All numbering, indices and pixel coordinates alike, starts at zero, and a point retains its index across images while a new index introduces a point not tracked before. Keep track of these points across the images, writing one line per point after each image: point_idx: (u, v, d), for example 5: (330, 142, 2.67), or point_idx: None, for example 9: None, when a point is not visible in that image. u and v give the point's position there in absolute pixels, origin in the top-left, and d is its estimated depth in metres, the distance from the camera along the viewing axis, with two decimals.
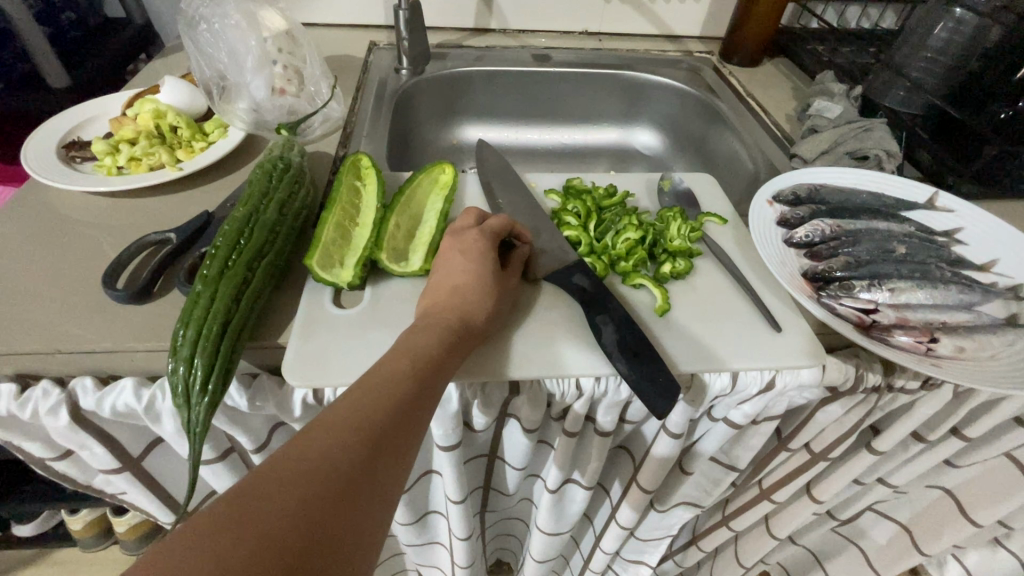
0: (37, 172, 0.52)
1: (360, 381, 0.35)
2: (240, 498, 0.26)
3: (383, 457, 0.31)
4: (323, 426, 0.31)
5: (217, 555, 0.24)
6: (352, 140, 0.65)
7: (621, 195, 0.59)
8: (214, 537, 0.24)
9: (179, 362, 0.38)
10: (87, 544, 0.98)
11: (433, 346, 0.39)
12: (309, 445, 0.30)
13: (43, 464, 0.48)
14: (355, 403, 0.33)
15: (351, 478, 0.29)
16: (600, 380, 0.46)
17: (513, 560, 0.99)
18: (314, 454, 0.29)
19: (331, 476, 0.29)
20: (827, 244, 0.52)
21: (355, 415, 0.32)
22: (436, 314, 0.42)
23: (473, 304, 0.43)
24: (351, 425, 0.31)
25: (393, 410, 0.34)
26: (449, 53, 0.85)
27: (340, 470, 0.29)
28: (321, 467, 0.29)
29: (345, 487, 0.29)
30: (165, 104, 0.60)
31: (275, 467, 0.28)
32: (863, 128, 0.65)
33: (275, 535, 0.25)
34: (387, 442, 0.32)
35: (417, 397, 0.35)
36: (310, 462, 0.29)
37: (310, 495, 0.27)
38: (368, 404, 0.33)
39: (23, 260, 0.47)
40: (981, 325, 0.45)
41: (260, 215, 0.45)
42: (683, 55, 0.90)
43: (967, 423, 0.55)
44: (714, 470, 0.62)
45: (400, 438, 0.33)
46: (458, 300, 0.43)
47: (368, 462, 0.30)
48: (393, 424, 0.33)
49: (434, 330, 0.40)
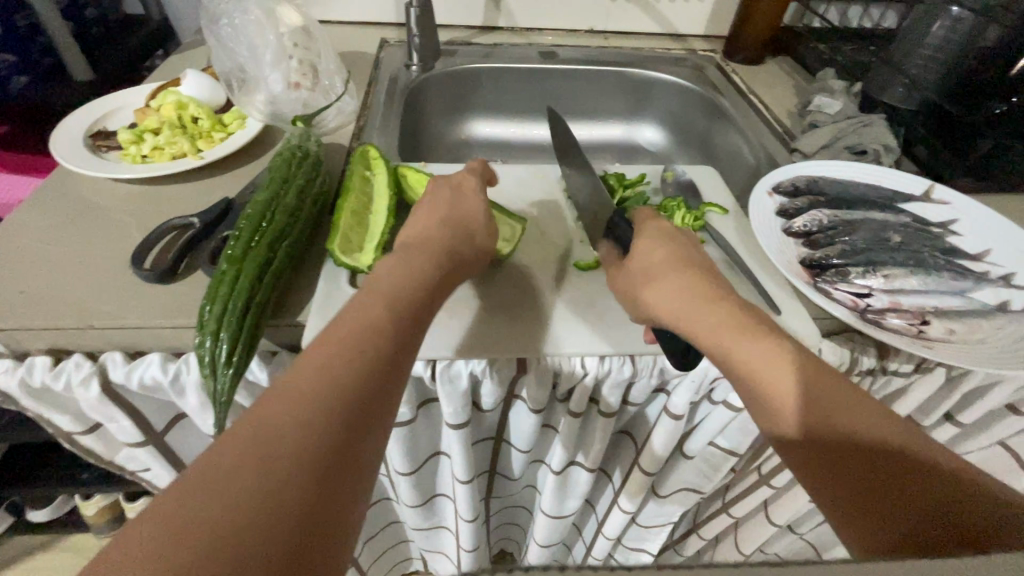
0: (66, 159, 0.54)
1: (331, 330, 0.32)
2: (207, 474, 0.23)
3: (370, 410, 0.29)
4: (292, 382, 0.28)
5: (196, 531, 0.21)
6: (365, 133, 0.67)
7: (630, 183, 0.60)
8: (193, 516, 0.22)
9: (206, 336, 0.40)
10: (99, 530, 1.00)
11: (411, 296, 0.37)
12: (283, 403, 0.27)
13: (70, 437, 0.51)
14: (323, 356, 0.30)
15: (338, 431, 0.27)
16: (604, 360, 0.48)
17: (517, 550, 1.01)
18: (287, 411, 0.27)
19: (313, 435, 0.26)
20: (825, 232, 0.54)
21: (327, 364, 0.29)
22: (414, 255, 0.41)
23: (454, 248, 0.45)
24: (326, 375, 0.29)
25: (371, 355, 0.31)
26: (459, 50, 0.88)
27: (324, 427, 0.27)
28: (301, 426, 0.26)
29: (336, 441, 0.27)
30: (187, 96, 0.62)
31: (250, 430, 0.25)
32: (863, 123, 0.67)
33: (269, 505, 0.23)
34: (370, 390, 0.30)
35: (402, 343, 0.34)
36: (283, 421, 0.26)
37: (297, 455, 0.25)
38: (342, 352, 0.31)
39: (54, 241, 0.49)
40: (971, 310, 0.47)
41: (281, 199, 0.47)
42: (687, 53, 0.92)
43: (961, 409, 0.56)
44: (715, 455, 0.63)
45: (378, 398, 0.30)
46: (440, 232, 0.45)
47: (354, 411, 0.28)
48: (375, 374, 0.31)
49: (412, 272, 0.39)
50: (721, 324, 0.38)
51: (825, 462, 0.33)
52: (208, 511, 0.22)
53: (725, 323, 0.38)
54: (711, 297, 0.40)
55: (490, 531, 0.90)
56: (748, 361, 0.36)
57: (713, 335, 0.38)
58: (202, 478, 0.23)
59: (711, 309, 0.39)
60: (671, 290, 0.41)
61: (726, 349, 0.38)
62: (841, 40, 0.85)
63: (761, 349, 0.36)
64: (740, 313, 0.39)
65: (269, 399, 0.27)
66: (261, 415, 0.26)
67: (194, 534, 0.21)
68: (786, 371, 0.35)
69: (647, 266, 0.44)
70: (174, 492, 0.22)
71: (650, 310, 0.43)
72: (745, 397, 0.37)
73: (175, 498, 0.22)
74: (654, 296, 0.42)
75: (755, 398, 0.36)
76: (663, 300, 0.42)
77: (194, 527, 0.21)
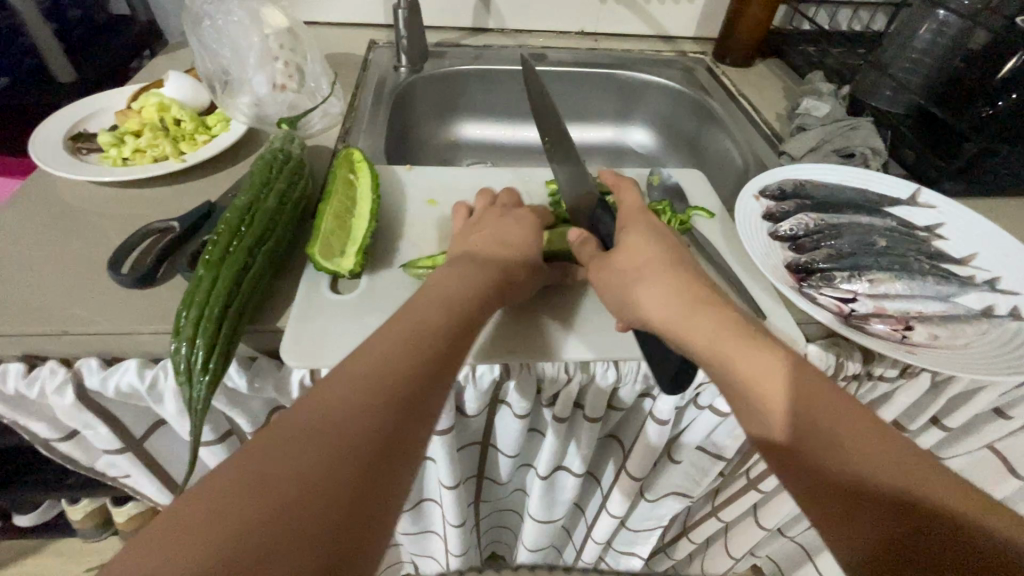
0: (45, 162, 0.54)
1: (391, 337, 0.35)
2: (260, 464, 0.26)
3: (413, 413, 0.31)
4: (350, 381, 0.31)
5: (236, 514, 0.24)
6: (351, 135, 0.67)
7: (618, 185, 0.60)
8: (236, 500, 0.25)
9: (181, 342, 0.39)
10: (86, 535, 0.99)
11: (459, 302, 0.40)
12: (337, 403, 0.30)
13: (48, 444, 0.50)
14: (380, 360, 0.33)
15: (380, 432, 0.29)
16: (588, 365, 0.48)
17: (507, 553, 1.00)
18: (307, 435, 0.28)
19: (325, 458, 0.27)
20: (810, 237, 0.53)
21: (352, 392, 0.31)
22: (462, 278, 0.42)
23: (510, 273, 0.45)
24: (378, 379, 0.32)
25: (400, 382, 0.32)
26: (448, 52, 0.87)
27: (364, 427, 0.29)
28: (346, 426, 0.29)
29: (379, 439, 0.29)
30: (170, 98, 0.62)
31: (310, 425, 0.29)
32: (850, 126, 0.67)
33: (303, 495, 0.26)
34: (416, 394, 0.32)
35: (448, 349, 0.36)
36: (300, 448, 0.27)
37: (341, 452, 0.28)
38: (396, 358, 0.33)
39: (31, 245, 0.48)
40: (954, 315, 0.47)
41: (261, 203, 0.47)
42: (677, 55, 0.92)
43: (947, 413, 0.56)
44: (702, 460, 0.63)
45: (424, 402, 0.32)
46: (503, 258, 0.46)
47: (400, 413, 0.31)
48: (422, 379, 0.33)
49: (458, 295, 0.40)
50: (718, 331, 0.37)
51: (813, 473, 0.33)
52: (212, 532, 0.23)
53: (720, 327, 0.38)
54: (705, 300, 0.40)
55: (480, 535, 0.89)
56: (739, 367, 0.36)
57: (710, 340, 0.38)
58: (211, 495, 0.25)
59: (704, 312, 0.39)
60: (663, 292, 0.41)
61: (713, 352, 0.37)
62: (830, 43, 0.85)
63: (754, 356, 0.36)
64: (738, 319, 0.39)
65: (324, 398, 0.30)
66: (282, 437, 0.28)
67: (228, 520, 0.24)
68: (778, 383, 0.35)
69: (636, 265, 0.43)
70: (187, 509, 0.24)
71: (640, 311, 0.41)
72: (737, 402, 0.37)
73: (187, 515, 0.24)
74: (642, 295, 0.41)
75: (746, 404, 0.36)
76: (653, 301, 0.40)
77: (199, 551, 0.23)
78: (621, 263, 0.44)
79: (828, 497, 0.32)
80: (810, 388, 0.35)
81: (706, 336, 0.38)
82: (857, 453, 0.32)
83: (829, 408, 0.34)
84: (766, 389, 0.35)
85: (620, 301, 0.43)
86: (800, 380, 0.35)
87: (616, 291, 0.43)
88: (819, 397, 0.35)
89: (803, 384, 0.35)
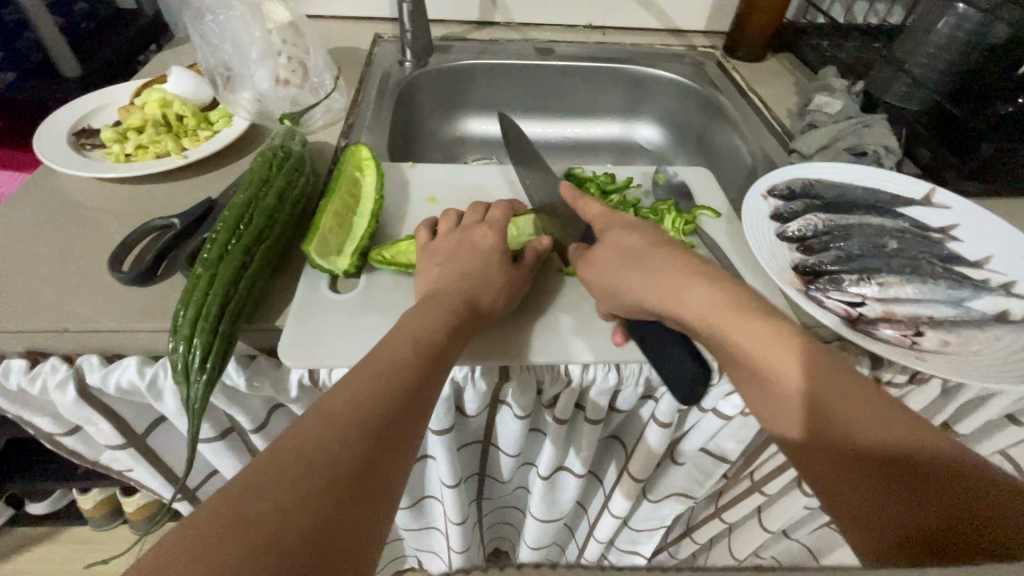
0: (48, 158, 0.54)
1: (363, 367, 0.35)
2: (231, 504, 0.25)
3: (386, 450, 0.31)
4: (321, 419, 0.31)
5: (208, 562, 0.23)
6: (353, 131, 0.66)
7: (623, 183, 0.59)
8: (206, 545, 0.23)
9: (178, 342, 0.39)
10: (97, 524, 1.00)
11: (439, 329, 0.40)
12: (309, 438, 0.29)
13: (52, 438, 0.50)
14: (354, 395, 0.33)
15: (354, 471, 0.29)
16: (589, 368, 0.47)
17: (510, 549, 1.00)
18: (310, 445, 0.29)
19: (332, 467, 0.28)
20: (819, 238, 0.52)
21: (349, 408, 0.32)
22: (434, 304, 0.42)
23: (476, 301, 0.44)
24: (352, 416, 0.31)
25: (392, 400, 0.34)
26: (453, 46, 0.86)
27: (337, 465, 0.29)
28: (319, 465, 0.28)
29: (353, 478, 0.29)
30: (172, 94, 0.62)
31: (281, 462, 0.28)
32: (863, 124, 0.65)
33: (276, 537, 0.24)
34: (390, 433, 0.32)
35: (420, 380, 0.36)
36: (308, 457, 0.28)
37: (313, 492, 0.27)
38: (371, 393, 0.33)
39: (35, 241, 0.48)
40: (967, 320, 0.45)
41: (259, 201, 0.46)
42: (686, 49, 0.90)
43: (959, 418, 0.55)
44: (706, 462, 0.62)
45: (397, 441, 0.32)
46: (469, 286, 0.44)
47: (373, 452, 0.30)
48: (395, 417, 0.33)
49: (435, 317, 0.41)
50: (710, 303, 0.37)
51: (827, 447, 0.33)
52: (233, 534, 0.24)
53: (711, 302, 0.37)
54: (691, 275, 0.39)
55: (483, 531, 0.89)
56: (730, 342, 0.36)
57: (699, 319, 0.37)
58: (230, 500, 0.25)
59: (691, 287, 0.38)
60: (645, 275, 0.40)
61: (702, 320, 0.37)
62: (845, 36, 0.83)
63: (754, 332, 0.35)
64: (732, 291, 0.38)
65: (297, 432, 0.29)
66: (293, 448, 0.28)
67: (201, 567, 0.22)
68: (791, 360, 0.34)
69: (621, 255, 0.43)
70: (207, 514, 0.24)
71: (633, 298, 0.41)
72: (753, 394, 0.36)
73: (207, 519, 0.24)
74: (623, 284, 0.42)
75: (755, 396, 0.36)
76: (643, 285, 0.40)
77: (223, 551, 0.23)
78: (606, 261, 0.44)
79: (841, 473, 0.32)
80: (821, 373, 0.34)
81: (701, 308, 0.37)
82: (871, 427, 0.32)
83: (842, 385, 0.33)
84: (781, 371, 0.34)
85: (618, 291, 0.42)
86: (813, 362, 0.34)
87: (612, 283, 0.43)
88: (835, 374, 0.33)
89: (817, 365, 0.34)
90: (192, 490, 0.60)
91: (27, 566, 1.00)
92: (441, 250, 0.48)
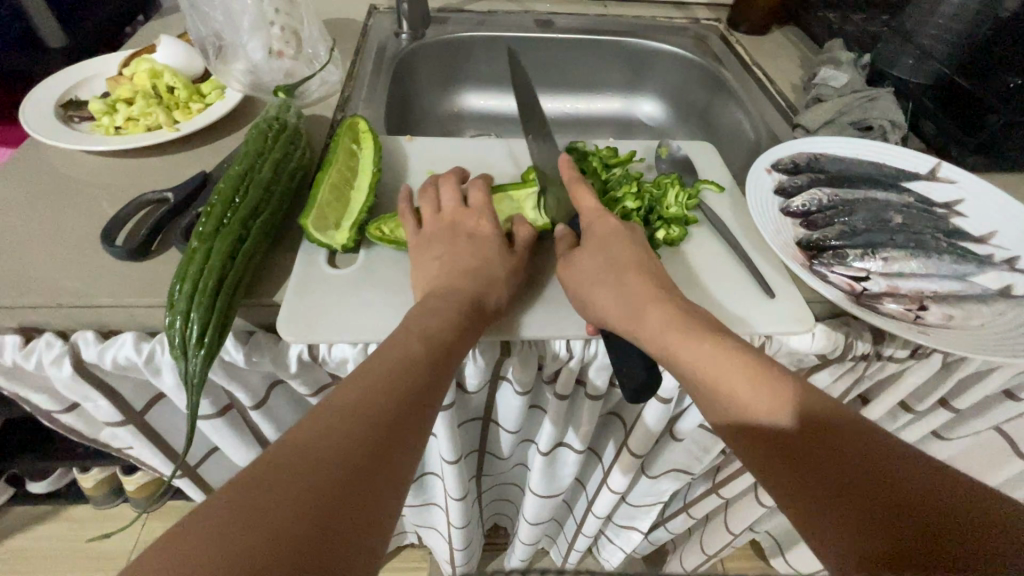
0: (35, 130, 0.52)
1: (371, 363, 0.35)
2: (242, 496, 0.25)
3: (395, 442, 0.31)
4: (331, 413, 0.31)
5: (218, 552, 0.23)
6: (349, 105, 0.65)
7: (626, 157, 0.58)
8: (217, 535, 0.23)
9: (176, 316, 0.38)
10: (98, 502, 1.01)
11: (445, 322, 0.39)
12: (318, 432, 0.29)
13: (49, 415, 0.50)
14: (362, 389, 0.33)
15: (362, 463, 0.29)
16: (591, 343, 0.47)
17: (509, 525, 1.01)
18: (318, 440, 0.29)
19: (338, 462, 0.28)
20: (823, 213, 0.52)
21: (357, 405, 0.31)
22: (437, 296, 0.42)
23: (477, 284, 0.43)
24: (361, 411, 0.31)
25: (400, 398, 0.33)
26: (450, 18, 0.84)
27: (345, 456, 0.29)
28: (329, 457, 0.28)
29: (360, 469, 0.29)
30: (162, 64, 0.60)
31: (289, 456, 0.28)
32: (869, 98, 0.64)
33: (287, 527, 0.25)
34: (399, 425, 0.32)
35: (429, 373, 0.36)
36: (316, 452, 0.28)
37: (320, 483, 0.27)
38: (380, 388, 0.33)
39: (25, 216, 0.47)
40: (971, 295, 0.45)
41: (255, 173, 0.45)
42: (690, 22, 0.88)
43: (956, 394, 0.55)
44: (705, 437, 0.62)
45: (406, 435, 0.32)
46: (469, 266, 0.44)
47: (382, 442, 0.30)
48: (404, 410, 0.33)
49: (441, 311, 0.40)
50: (686, 307, 0.39)
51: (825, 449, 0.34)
52: (237, 526, 0.24)
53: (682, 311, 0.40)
54: (673, 288, 0.41)
55: (482, 507, 0.90)
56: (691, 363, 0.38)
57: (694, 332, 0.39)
58: (235, 493, 0.25)
59: (665, 302, 0.40)
60: None
61: (702, 330, 0.38)
62: None
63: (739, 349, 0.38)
64: None
65: (308, 425, 0.30)
66: (298, 444, 0.28)
67: (212, 554, 0.23)
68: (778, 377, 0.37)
69: (607, 259, 0.44)
70: (210, 507, 0.25)
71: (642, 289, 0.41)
72: (740, 405, 0.37)
73: (216, 511, 0.25)
74: (594, 278, 0.43)
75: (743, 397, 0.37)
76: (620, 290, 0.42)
77: (234, 539, 0.23)
78: (589, 251, 0.44)
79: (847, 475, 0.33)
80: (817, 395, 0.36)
81: (683, 324, 0.39)
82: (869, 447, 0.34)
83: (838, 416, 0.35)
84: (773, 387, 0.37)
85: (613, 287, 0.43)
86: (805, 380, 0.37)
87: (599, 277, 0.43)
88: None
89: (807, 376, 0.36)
90: (192, 467, 0.60)
91: (31, 543, 1.01)
92: (442, 228, 0.48)
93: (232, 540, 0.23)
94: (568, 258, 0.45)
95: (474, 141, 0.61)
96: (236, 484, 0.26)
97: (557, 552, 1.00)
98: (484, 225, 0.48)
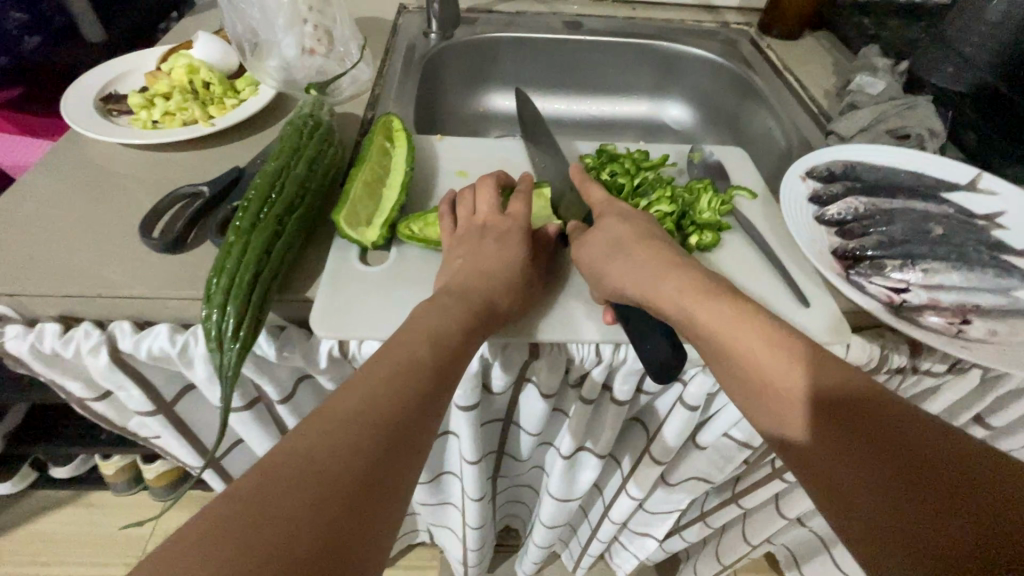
0: (76, 123, 0.53)
1: (376, 363, 0.35)
2: (240, 500, 0.25)
3: (398, 450, 0.31)
4: (334, 416, 0.30)
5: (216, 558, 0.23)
6: (379, 102, 0.65)
7: (658, 160, 0.57)
8: (213, 542, 0.23)
9: (212, 309, 0.39)
10: (119, 489, 1.02)
11: (454, 326, 0.39)
12: (318, 437, 0.29)
13: (83, 403, 0.51)
14: (366, 391, 0.32)
15: (364, 472, 0.28)
16: (619, 348, 0.47)
17: (521, 527, 1.01)
18: (318, 445, 0.28)
19: (341, 470, 0.28)
20: (859, 222, 0.51)
21: (361, 406, 0.31)
22: (455, 296, 0.41)
23: (504, 287, 0.43)
24: (365, 415, 0.31)
25: (406, 404, 0.33)
26: (480, 18, 0.84)
27: (347, 463, 0.28)
28: (327, 464, 0.28)
29: (362, 477, 0.28)
30: (198, 60, 0.61)
31: (288, 460, 0.27)
32: (907, 105, 0.63)
33: (286, 536, 0.24)
34: (403, 431, 0.32)
35: (435, 380, 0.35)
36: (316, 459, 0.28)
37: (323, 492, 0.27)
38: (385, 392, 0.33)
39: (66, 206, 0.48)
40: (1015, 310, 0.44)
41: (291, 169, 0.46)
42: (720, 26, 0.87)
43: (994, 412, 0.54)
44: (728, 447, 0.61)
45: (410, 441, 0.32)
46: (494, 273, 0.44)
47: (385, 451, 0.30)
48: (410, 416, 0.32)
49: (452, 312, 0.40)
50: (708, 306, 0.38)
51: (841, 450, 0.33)
52: (242, 531, 0.24)
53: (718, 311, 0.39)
54: (700, 284, 0.40)
55: (497, 508, 0.90)
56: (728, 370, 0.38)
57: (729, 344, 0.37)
58: (242, 494, 0.25)
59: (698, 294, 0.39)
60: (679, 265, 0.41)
61: (735, 341, 0.37)
62: (886, 16, 0.80)
63: (765, 347, 0.36)
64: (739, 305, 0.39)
65: (310, 427, 0.29)
66: (300, 447, 0.28)
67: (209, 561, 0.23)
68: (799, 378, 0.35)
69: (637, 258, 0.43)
70: (212, 507, 0.25)
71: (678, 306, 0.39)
72: (764, 409, 0.36)
73: (213, 516, 0.24)
74: (624, 279, 0.42)
75: (760, 403, 0.36)
76: (650, 286, 0.41)
77: (232, 545, 0.23)
78: (621, 252, 0.43)
79: (865, 472, 0.32)
80: (837, 383, 0.34)
81: (711, 328, 0.38)
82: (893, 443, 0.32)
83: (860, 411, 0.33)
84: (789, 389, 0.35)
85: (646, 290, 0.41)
86: (823, 373, 0.35)
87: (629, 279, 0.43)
88: (838, 385, 0.34)
89: (823, 380, 0.35)
90: (216, 459, 0.61)
91: (52, 528, 1.03)
92: (472, 229, 0.47)
93: (234, 549, 0.23)
94: (584, 251, 0.45)
95: (502, 142, 0.61)
96: (237, 487, 0.26)
97: (569, 556, 1.00)
98: (511, 224, 0.48)
